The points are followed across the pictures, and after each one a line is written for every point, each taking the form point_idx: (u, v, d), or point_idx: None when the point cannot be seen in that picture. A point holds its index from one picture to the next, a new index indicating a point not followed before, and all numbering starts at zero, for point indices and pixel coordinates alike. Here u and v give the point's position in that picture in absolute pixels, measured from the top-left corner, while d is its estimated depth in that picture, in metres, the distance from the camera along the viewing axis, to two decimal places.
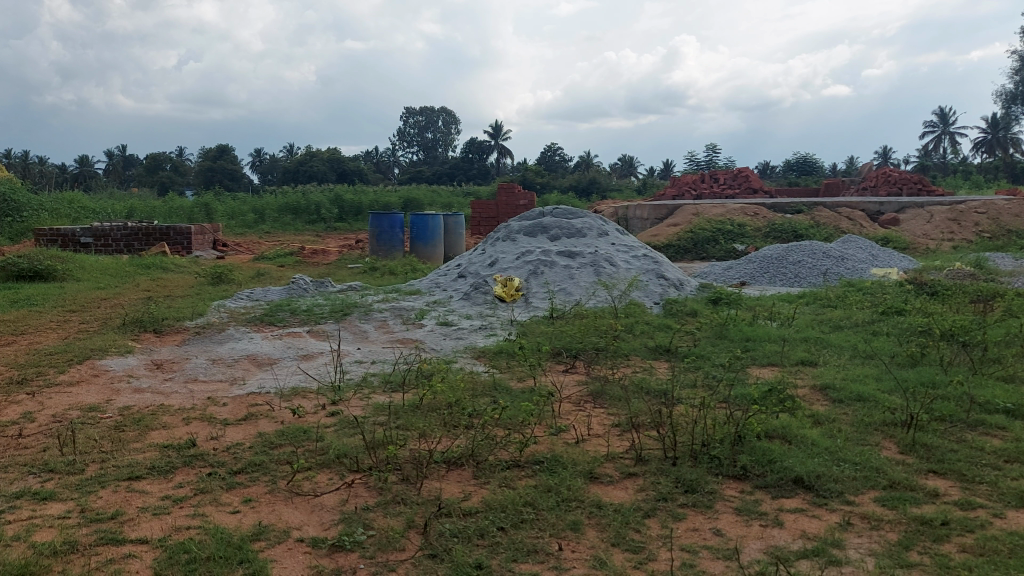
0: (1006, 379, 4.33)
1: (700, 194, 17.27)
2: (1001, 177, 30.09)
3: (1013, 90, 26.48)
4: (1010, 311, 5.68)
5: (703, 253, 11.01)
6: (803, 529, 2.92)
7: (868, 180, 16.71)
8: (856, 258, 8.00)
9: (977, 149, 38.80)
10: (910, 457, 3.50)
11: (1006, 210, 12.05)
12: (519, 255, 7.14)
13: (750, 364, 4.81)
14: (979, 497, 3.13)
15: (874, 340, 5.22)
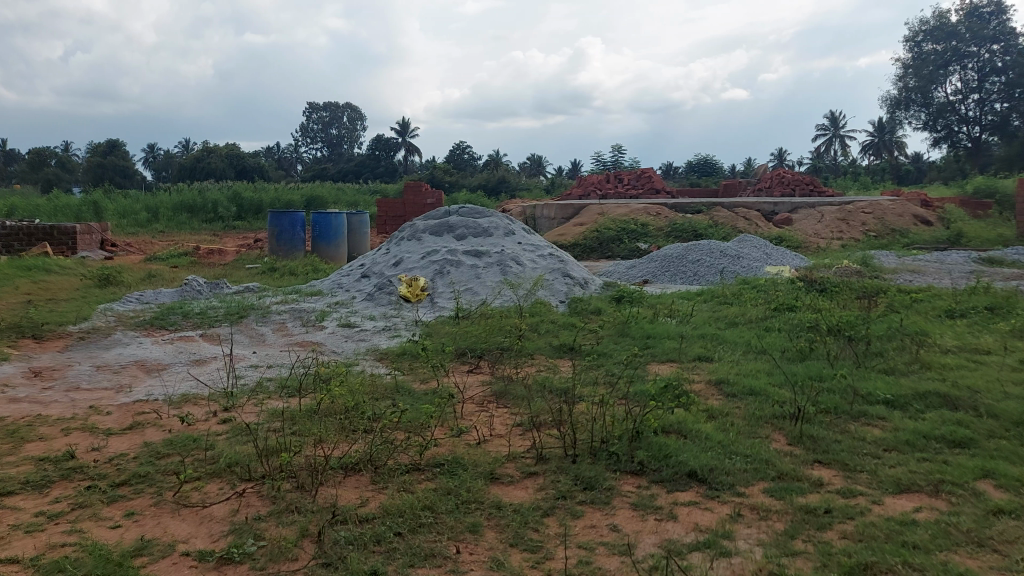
0: (887, 371, 4.56)
1: (605, 193, 17.57)
2: (887, 178, 31.77)
3: (897, 95, 27.96)
4: (891, 306, 5.99)
5: (608, 252, 11.19)
6: (696, 522, 2.99)
7: (763, 181, 17.33)
8: (752, 257, 8.28)
9: (865, 152, 40.85)
10: (798, 448, 3.63)
11: (889, 210, 12.74)
12: (424, 254, 7.08)
13: (650, 361, 4.90)
14: (860, 485, 3.27)
15: (767, 335, 5.42)
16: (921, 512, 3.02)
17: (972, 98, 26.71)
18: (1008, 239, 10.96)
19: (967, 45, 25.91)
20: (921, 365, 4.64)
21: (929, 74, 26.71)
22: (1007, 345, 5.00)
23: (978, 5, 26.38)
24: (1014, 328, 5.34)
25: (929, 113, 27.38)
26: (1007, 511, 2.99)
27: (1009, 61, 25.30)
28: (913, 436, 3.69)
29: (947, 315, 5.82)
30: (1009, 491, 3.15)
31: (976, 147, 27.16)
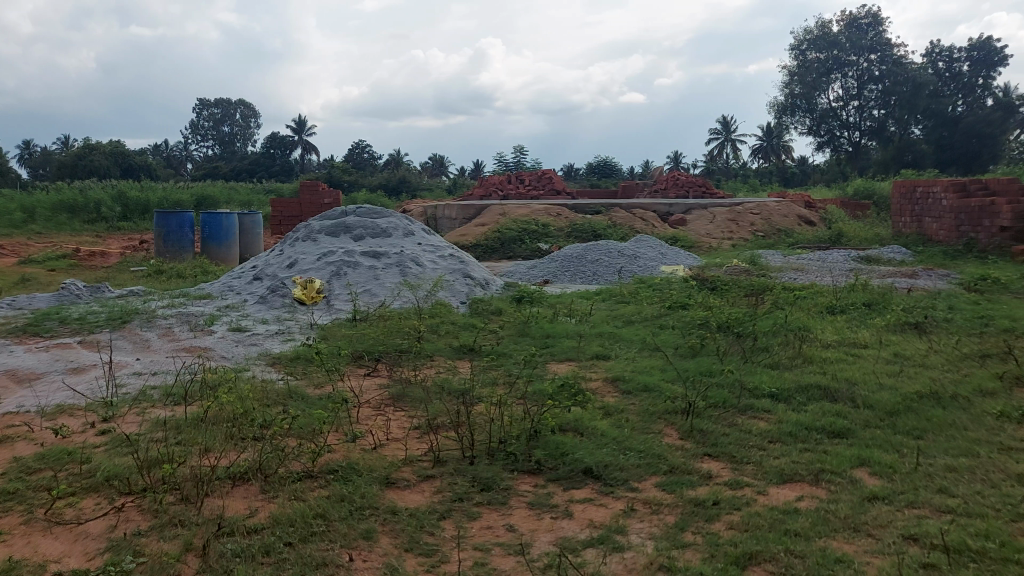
0: (772, 366, 4.75)
1: (506, 194, 17.68)
2: (775, 180, 33.21)
3: (783, 101, 29.23)
4: (777, 303, 6.26)
5: (509, 252, 11.25)
6: (590, 519, 3.03)
7: (659, 184, 17.83)
8: (648, 257, 8.48)
9: (755, 156, 42.56)
10: (689, 442, 3.74)
11: (775, 211, 13.34)
12: (320, 256, 6.92)
13: (549, 359, 4.94)
14: (746, 476, 3.39)
15: (661, 333, 5.55)
16: (803, 501, 3.15)
17: (852, 105, 28.29)
18: (883, 238, 11.63)
19: (847, 55, 27.48)
20: (804, 359, 4.85)
21: (812, 81, 28.10)
22: (882, 338, 5.31)
23: (858, 15, 27.94)
24: (887, 322, 5.67)
25: (813, 118, 28.77)
26: (880, 496, 3.16)
27: (885, 70, 26.85)
28: (796, 427, 3.86)
29: (828, 310, 6.13)
30: (883, 478, 3.33)
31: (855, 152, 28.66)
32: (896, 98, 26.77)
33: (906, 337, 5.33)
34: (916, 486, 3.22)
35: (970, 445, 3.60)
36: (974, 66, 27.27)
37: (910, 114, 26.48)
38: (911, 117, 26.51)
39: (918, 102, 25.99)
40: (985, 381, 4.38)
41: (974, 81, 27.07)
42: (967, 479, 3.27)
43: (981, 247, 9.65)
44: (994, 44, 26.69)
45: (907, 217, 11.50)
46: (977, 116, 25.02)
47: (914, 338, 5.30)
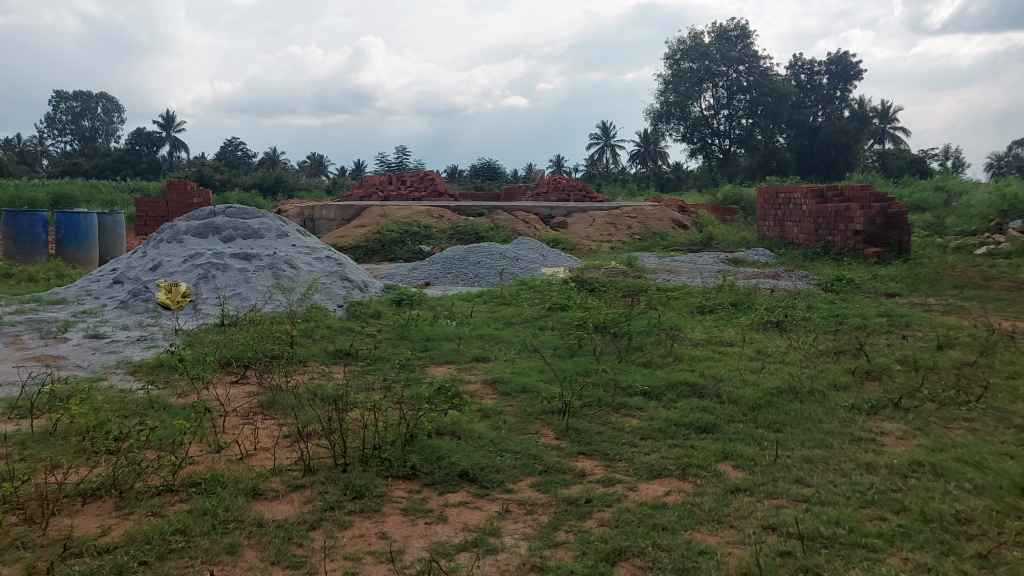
0: (645, 364, 4.89)
1: (387, 195, 17.50)
2: (651, 185, 34.40)
3: (659, 108, 30.22)
4: (652, 304, 6.46)
5: (390, 254, 11.12)
6: (465, 522, 3.00)
7: (540, 187, 18.07)
8: (529, 259, 8.57)
9: (633, 161, 43.93)
10: (565, 442, 3.78)
11: (651, 215, 13.80)
12: (187, 258, 6.61)
13: (428, 362, 4.90)
14: (618, 473, 3.46)
15: (540, 334, 5.61)
16: (670, 495, 3.24)
17: (722, 114, 29.62)
18: (749, 241, 12.22)
19: (718, 65, 28.64)
20: (675, 358, 5.02)
21: (686, 90, 29.16)
22: (747, 336, 5.56)
23: (727, 27, 29.05)
24: (752, 321, 5.95)
25: (686, 125, 29.88)
26: (742, 488, 3.29)
27: (752, 81, 28.28)
28: (666, 424, 3.98)
29: (698, 310, 6.38)
30: (745, 470, 3.48)
31: (726, 159, 30.02)
32: (763, 108, 28.32)
33: (769, 335, 5.60)
34: (775, 477, 3.38)
35: (824, 436, 3.82)
36: (832, 79, 29.20)
37: (774, 123, 28.27)
38: (776, 126, 28.36)
39: (781, 113, 27.93)
40: (838, 376, 4.67)
41: (831, 93, 29.09)
42: (821, 469, 3.47)
43: (836, 249, 10.31)
44: (849, 59, 28.65)
45: (771, 221, 12.18)
46: (834, 127, 26.93)
47: (777, 336, 5.58)
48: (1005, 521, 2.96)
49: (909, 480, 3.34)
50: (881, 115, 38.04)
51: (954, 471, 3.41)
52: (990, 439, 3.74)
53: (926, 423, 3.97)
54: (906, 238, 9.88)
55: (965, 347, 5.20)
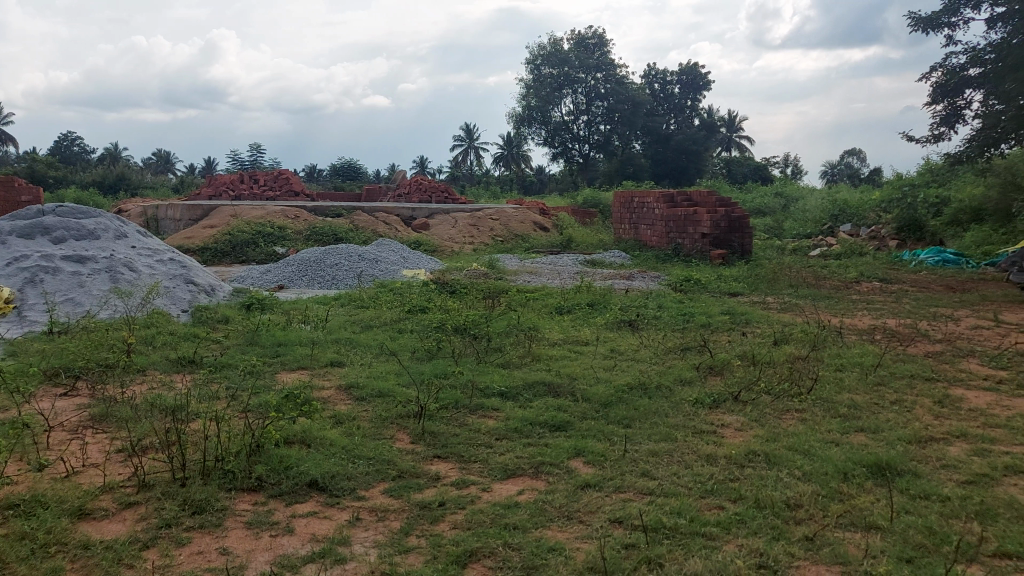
0: (502, 365, 4.93)
1: (239, 194, 16.86)
2: (515, 188, 34.90)
3: (520, 113, 30.37)
4: (511, 305, 6.53)
5: (243, 256, 10.70)
6: (313, 532, 2.91)
7: (402, 187, 17.88)
8: (388, 261, 8.47)
9: (497, 163, 44.47)
10: (419, 445, 3.74)
11: (513, 217, 13.96)
12: (10, 261, 6.09)
13: (279, 369, 4.73)
14: (472, 475, 3.46)
15: (398, 337, 5.54)
16: (523, 494, 3.27)
17: (582, 119, 30.31)
18: (607, 243, 12.62)
19: (577, 72, 29.15)
20: (532, 358, 5.09)
21: (546, 96, 29.33)
22: (601, 336, 5.71)
23: (585, 34, 29.71)
24: (607, 321, 6.13)
25: (547, 130, 30.18)
26: (592, 484, 3.37)
27: (610, 88, 29.18)
28: (521, 423, 4.02)
29: (557, 311, 6.50)
30: (595, 466, 3.56)
31: (586, 163, 30.87)
32: (619, 115, 29.45)
33: (622, 334, 5.79)
34: (623, 472, 3.49)
35: (669, 430, 3.97)
36: (683, 89, 30.79)
37: (631, 131, 29.79)
38: (632, 133, 29.91)
39: (637, 121, 29.40)
40: (684, 372, 4.88)
41: (682, 103, 30.74)
42: (666, 462, 3.61)
43: (686, 251, 10.81)
44: (699, 70, 30.32)
45: (626, 224, 12.61)
46: (685, 135, 29.67)
47: (629, 335, 5.76)
48: (829, 504, 3.19)
49: (746, 469, 3.53)
50: (727, 123, 40.38)
51: (785, 459, 3.63)
52: (818, 428, 4.02)
53: (762, 414, 4.22)
54: (748, 241, 10.56)
55: (798, 342, 5.57)
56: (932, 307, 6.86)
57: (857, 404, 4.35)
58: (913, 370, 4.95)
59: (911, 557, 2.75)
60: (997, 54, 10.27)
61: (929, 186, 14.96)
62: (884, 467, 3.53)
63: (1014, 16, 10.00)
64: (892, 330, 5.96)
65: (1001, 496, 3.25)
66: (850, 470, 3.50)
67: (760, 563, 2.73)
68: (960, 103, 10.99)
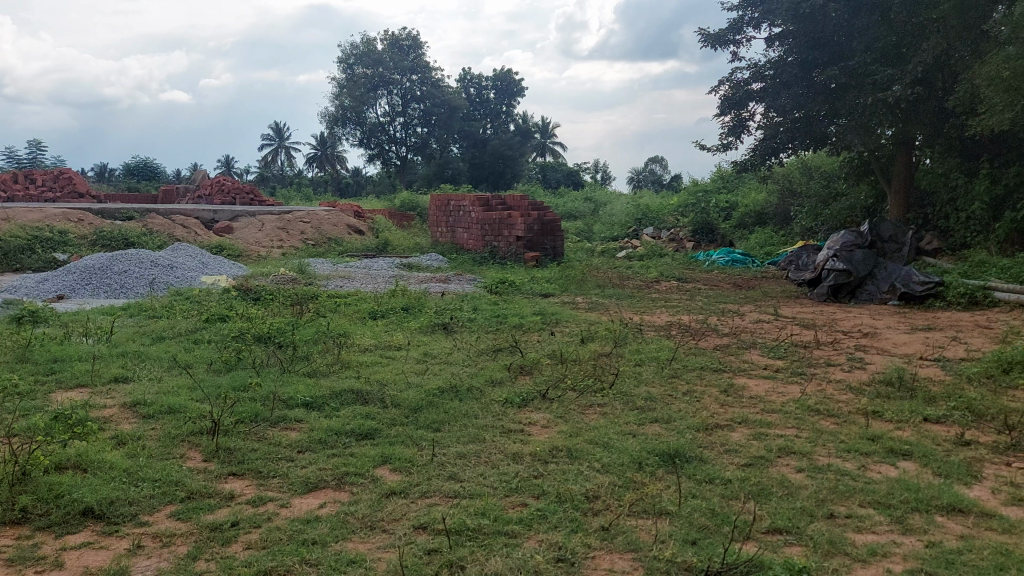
0: (308, 374, 4.76)
1: (12, 195, 15.26)
2: (329, 189, 34.25)
3: (334, 112, 29.55)
4: (319, 311, 6.35)
5: (16, 264, 9.68)
6: (85, 565, 2.66)
7: (203, 188, 16.96)
8: (186, 267, 7.99)
9: (310, 163, 43.46)
10: (213, 464, 3.52)
11: (325, 220, 13.62)
12: None
13: (54, 388, 4.31)
14: (271, 491, 3.30)
15: (194, 348, 5.22)
16: (324, 507, 3.14)
17: (398, 121, 30.04)
18: (422, 245, 12.62)
19: (391, 73, 28.90)
20: (341, 365, 4.96)
21: (360, 96, 28.52)
22: (413, 340, 5.68)
23: (399, 36, 29.40)
24: (420, 325, 6.10)
25: (362, 131, 29.58)
26: (397, 491, 3.29)
27: (425, 91, 29.29)
28: (326, 433, 3.88)
29: (369, 316, 6.39)
30: (401, 472, 3.49)
31: (403, 165, 30.83)
32: (436, 118, 29.79)
33: (436, 337, 5.78)
34: (430, 476, 3.43)
35: (477, 432, 3.99)
36: (498, 95, 31.58)
37: (448, 134, 30.05)
38: (449, 137, 30.15)
39: (453, 124, 29.87)
40: (495, 373, 4.95)
41: (497, 108, 31.55)
42: (472, 463, 3.60)
43: (501, 254, 11.00)
44: (512, 77, 31.31)
45: (442, 228, 12.70)
46: (502, 141, 30.21)
47: (442, 338, 5.76)
48: (624, 493, 3.33)
49: (549, 465, 3.61)
50: (541, 128, 41.86)
51: (586, 453, 3.76)
52: (617, 421, 4.21)
53: (567, 411, 4.35)
54: (559, 243, 10.97)
55: (601, 340, 5.81)
56: (722, 303, 7.43)
57: (653, 396, 4.59)
58: (703, 362, 5.31)
59: (696, 539, 2.93)
60: (773, 70, 11.11)
61: (721, 192, 16.22)
62: (675, 455, 3.74)
63: (789, 38, 10.87)
64: (686, 326, 6.38)
65: (775, 476, 3.55)
66: (644, 460, 3.68)
67: (558, 556, 2.79)
68: (745, 115, 11.99)
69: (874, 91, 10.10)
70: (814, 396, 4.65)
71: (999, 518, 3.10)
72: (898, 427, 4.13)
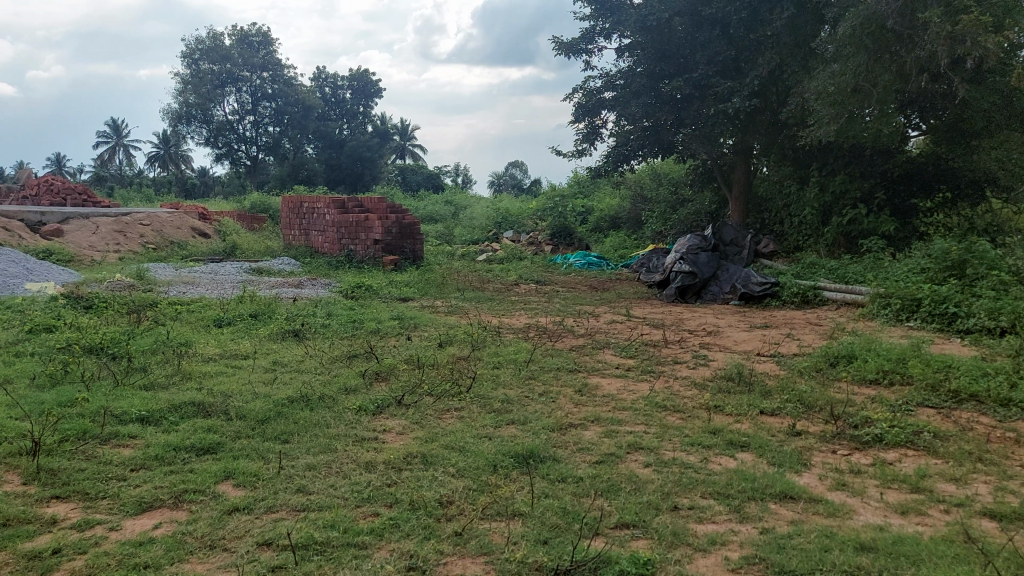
0: (145, 387, 4.47)
1: None
2: (174, 189, 32.57)
3: (177, 109, 27.99)
4: (159, 319, 6.00)
5: None
6: None
7: (27, 188, 15.66)
8: (6, 273, 7.34)
9: (152, 163, 41.18)
10: (33, 487, 3.24)
11: (168, 223, 12.94)
12: None
13: None
14: (99, 513, 3.06)
15: (15, 362, 4.79)
16: (159, 528, 2.95)
17: (247, 120, 28.97)
18: (274, 249, 12.22)
19: (240, 70, 27.99)
20: (182, 376, 4.70)
21: (207, 92, 27.58)
22: (262, 347, 5.47)
23: (248, 31, 28.29)
24: (270, 332, 5.87)
25: (209, 129, 28.19)
26: (241, 507, 3.14)
27: (276, 89, 28.46)
28: (163, 449, 3.66)
29: (215, 323, 6.09)
30: (245, 487, 3.33)
31: (254, 166, 29.78)
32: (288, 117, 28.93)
33: (287, 344, 5.59)
34: (276, 490, 3.30)
35: (328, 441, 3.87)
36: (354, 95, 30.95)
37: (302, 134, 29.26)
38: (303, 137, 29.34)
39: (307, 124, 29.10)
40: (349, 380, 4.83)
41: (354, 108, 30.93)
42: (322, 474, 3.49)
43: (358, 258, 10.81)
44: (369, 77, 30.83)
45: (296, 231, 12.34)
46: (357, 142, 29.79)
47: (293, 345, 5.58)
48: (477, 497, 3.32)
49: (403, 472, 3.56)
50: (399, 132, 41.71)
51: (441, 458, 3.73)
52: (473, 424, 4.21)
53: (423, 416, 4.30)
54: (418, 246, 10.92)
55: (460, 343, 5.81)
56: (578, 305, 7.62)
57: (510, 398, 4.62)
58: (559, 362, 5.41)
59: (548, 538, 2.97)
60: (625, 80, 11.49)
61: (577, 197, 16.68)
62: (529, 456, 3.78)
63: (636, 49, 11.37)
64: (543, 328, 6.48)
65: (624, 471, 3.66)
66: (499, 462, 3.70)
67: (409, 565, 2.75)
68: (598, 123, 12.36)
69: (717, 102, 10.74)
70: (662, 393, 4.83)
71: (825, 502, 3.33)
72: (738, 420, 4.36)
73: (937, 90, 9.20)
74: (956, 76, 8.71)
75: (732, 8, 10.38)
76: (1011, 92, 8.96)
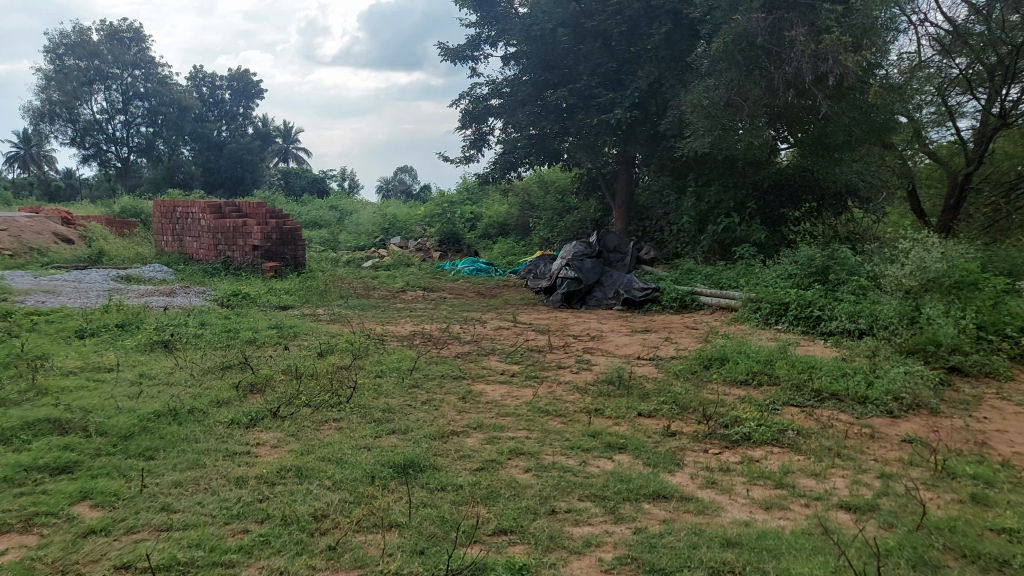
0: None
1: None
2: (36, 192, 30.69)
3: (38, 107, 26.06)
4: (12, 332, 5.62)
5: None
6: None
7: None
8: None
9: (11, 164, 38.67)
10: None
11: (27, 228, 12.15)
12: None
13: None
14: None
15: None
16: (6, 555, 2.76)
17: (117, 119, 27.42)
18: (146, 256, 11.68)
19: (109, 67, 26.62)
20: (38, 392, 4.41)
21: (72, 90, 25.77)
22: (127, 360, 5.21)
23: (118, 27, 26.95)
24: (137, 343, 5.59)
25: (74, 129, 26.46)
26: (97, 529, 2.97)
27: (149, 88, 27.17)
28: (12, 470, 3.42)
29: (76, 335, 5.76)
30: (104, 508, 3.16)
31: (125, 167, 28.29)
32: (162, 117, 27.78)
33: (156, 356, 5.34)
34: (137, 510, 3.14)
35: (197, 457, 3.72)
36: (234, 95, 30.40)
37: (179, 136, 28.17)
38: (179, 138, 28.26)
39: (184, 124, 28.04)
40: (221, 393, 4.66)
41: (234, 110, 30.35)
42: (189, 491, 3.35)
43: (236, 264, 10.47)
44: (250, 79, 30.30)
45: (170, 236, 11.82)
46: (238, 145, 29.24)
47: (163, 357, 5.34)
48: (353, 509, 3.26)
49: (276, 487, 3.46)
50: (284, 136, 40.85)
51: (317, 471, 3.65)
52: (352, 435, 4.13)
53: (299, 429, 4.20)
54: (300, 253, 10.68)
55: (341, 352, 5.70)
56: (464, 311, 7.63)
57: (391, 407, 4.57)
58: (443, 370, 5.40)
59: (424, 549, 2.94)
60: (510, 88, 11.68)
61: (466, 204, 16.74)
62: (409, 466, 3.75)
63: (522, 57, 11.54)
64: (428, 335, 6.46)
65: (503, 478, 3.67)
66: (377, 473, 3.65)
67: None
68: (485, 129, 12.43)
69: (601, 112, 11.02)
70: (544, 398, 4.89)
71: (695, 500, 3.45)
72: (616, 423, 4.46)
73: (805, 104, 9.74)
74: (820, 92, 9.26)
75: (614, 21, 10.68)
76: (870, 109, 9.59)
